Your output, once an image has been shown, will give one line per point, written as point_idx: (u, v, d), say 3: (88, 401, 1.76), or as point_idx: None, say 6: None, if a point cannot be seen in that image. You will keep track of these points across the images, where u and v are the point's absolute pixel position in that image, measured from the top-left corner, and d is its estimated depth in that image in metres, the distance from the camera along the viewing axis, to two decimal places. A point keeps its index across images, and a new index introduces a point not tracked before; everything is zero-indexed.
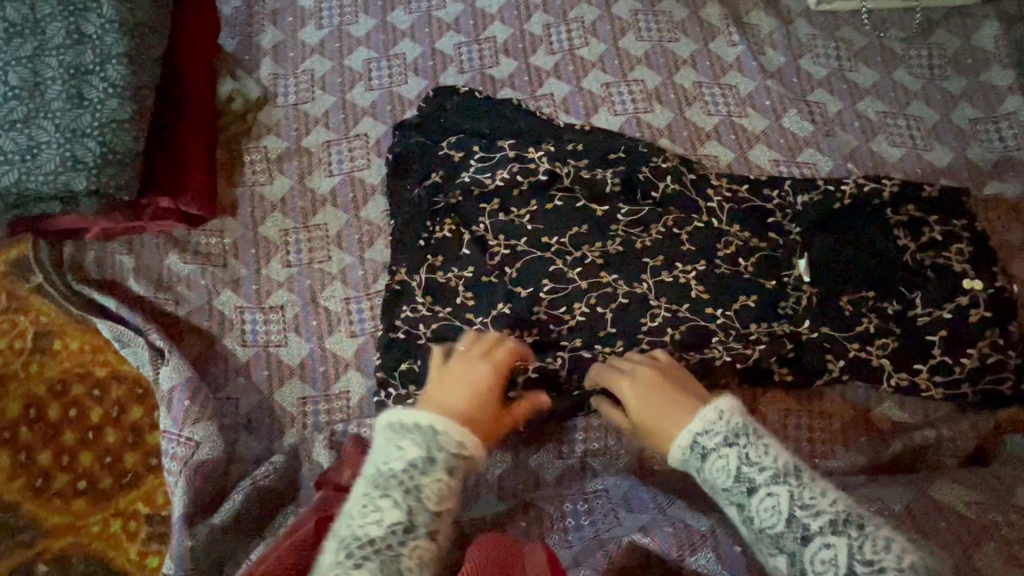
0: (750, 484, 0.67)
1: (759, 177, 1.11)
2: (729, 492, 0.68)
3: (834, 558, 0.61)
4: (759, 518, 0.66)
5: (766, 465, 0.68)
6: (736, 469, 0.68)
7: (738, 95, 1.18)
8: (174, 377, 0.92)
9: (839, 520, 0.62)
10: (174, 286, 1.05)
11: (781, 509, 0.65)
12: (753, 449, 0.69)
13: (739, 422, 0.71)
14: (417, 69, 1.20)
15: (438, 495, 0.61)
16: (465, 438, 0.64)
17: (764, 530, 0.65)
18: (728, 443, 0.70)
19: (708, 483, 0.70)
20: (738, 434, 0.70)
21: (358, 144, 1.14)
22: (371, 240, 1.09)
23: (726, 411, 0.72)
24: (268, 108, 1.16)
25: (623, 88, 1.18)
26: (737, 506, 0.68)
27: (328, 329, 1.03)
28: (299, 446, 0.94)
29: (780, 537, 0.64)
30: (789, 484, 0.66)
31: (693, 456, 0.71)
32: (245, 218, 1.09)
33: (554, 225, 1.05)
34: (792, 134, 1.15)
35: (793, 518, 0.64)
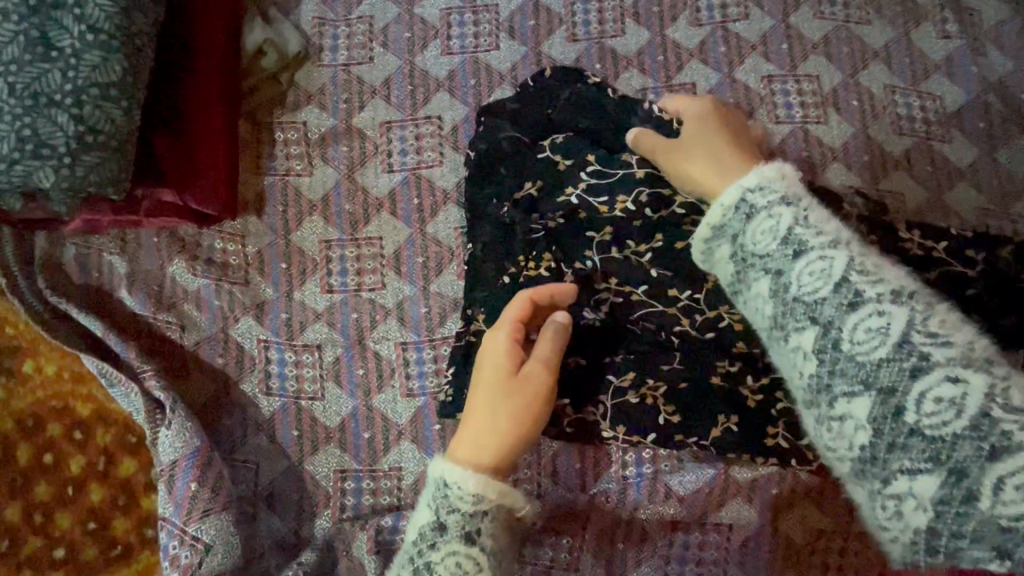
0: (796, 245, 0.43)
1: (964, 232, 0.82)
2: (767, 259, 0.44)
3: (887, 328, 0.38)
4: (795, 285, 0.42)
5: (826, 228, 0.43)
6: (785, 228, 0.44)
7: (942, 111, 0.87)
8: (179, 446, 0.69)
9: (904, 292, 0.39)
10: (179, 304, 0.80)
11: (833, 274, 0.41)
12: (815, 212, 0.44)
13: (802, 189, 0.46)
14: (513, 29, 0.88)
15: (455, 574, 0.51)
16: (481, 492, 0.52)
17: (796, 302, 0.42)
18: (786, 201, 0.45)
19: (739, 254, 0.47)
20: (800, 195, 0.45)
21: (428, 129, 0.85)
22: (438, 266, 0.82)
23: (793, 173, 0.46)
24: (310, 68, 0.86)
25: (790, 85, 0.87)
26: (767, 277, 0.44)
27: (377, 383, 0.79)
28: (335, 538, 0.74)
29: (816, 305, 0.41)
30: (849, 248, 0.42)
31: (733, 221, 0.47)
32: (275, 220, 0.83)
33: (687, 271, 0.73)
34: (1010, 175, 0.86)
35: (845, 282, 0.40)
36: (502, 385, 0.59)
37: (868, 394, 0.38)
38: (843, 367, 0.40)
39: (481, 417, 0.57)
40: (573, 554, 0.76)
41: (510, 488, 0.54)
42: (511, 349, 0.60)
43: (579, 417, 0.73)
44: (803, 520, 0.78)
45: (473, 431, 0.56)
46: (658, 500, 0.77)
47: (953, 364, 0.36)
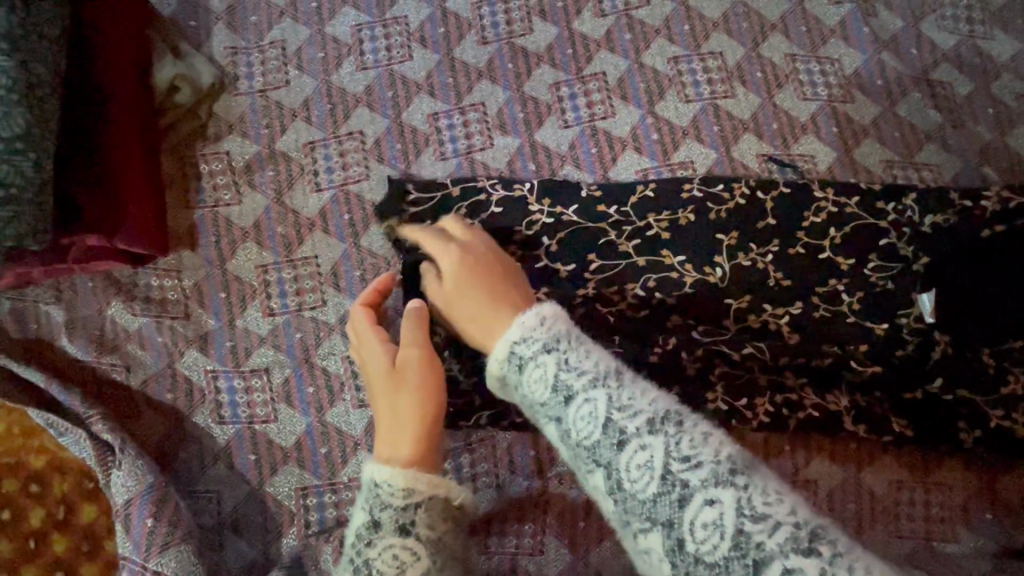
0: (567, 392, 0.44)
1: (872, 186, 0.87)
2: (546, 407, 0.45)
3: (650, 463, 0.40)
4: (574, 432, 0.43)
5: (586, 366, 0.45)
6: (554, 378, 0.45)
7: (842, 73, 0.92)
8: (132, 487, 0.69)
9: (658, 418, 0.41)
10: (122, 345, 0.81)
11: (600, 416, 0.42)
12: (574, 352, 0.46)
13: (564, 325, 0.48)
14: (424, 38, 0.90)
15: (393, 564, 0.51)
16: (410, 484, 0.53)
17: (580, 447, 0.43)
18: (547, 350, 0.47)
19: (526, 402, 0.48)
20: (557, 338, 0.47)
21: (351, 145, 0.87)
22: (376, 277, 0.83)
23: (551, 315, 0.49)
24: (227, 97, 0.87)
25: (696, 64, 0.90)
26: (552, 425, 0.45)
27: (328, 398, 0.81)
28: (302, 555, 0.75)
29: (595, 449, 0.42)
30: (608, 383, 0.43)
31: (510, 369, 0.49)
32: (209, 251, 0.83)
33: (612, 271, 0.81)
34: (910, 126, 0.90)
35: (609, 422, 0.42)
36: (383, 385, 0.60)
37: (656, 529, 0.39)
38: (630, 508, 0.40)
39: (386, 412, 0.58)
40: (537, 538, 0.78)
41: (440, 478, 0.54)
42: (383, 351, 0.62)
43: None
44: None
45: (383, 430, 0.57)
46: None
47: (706, 486, 0.38)
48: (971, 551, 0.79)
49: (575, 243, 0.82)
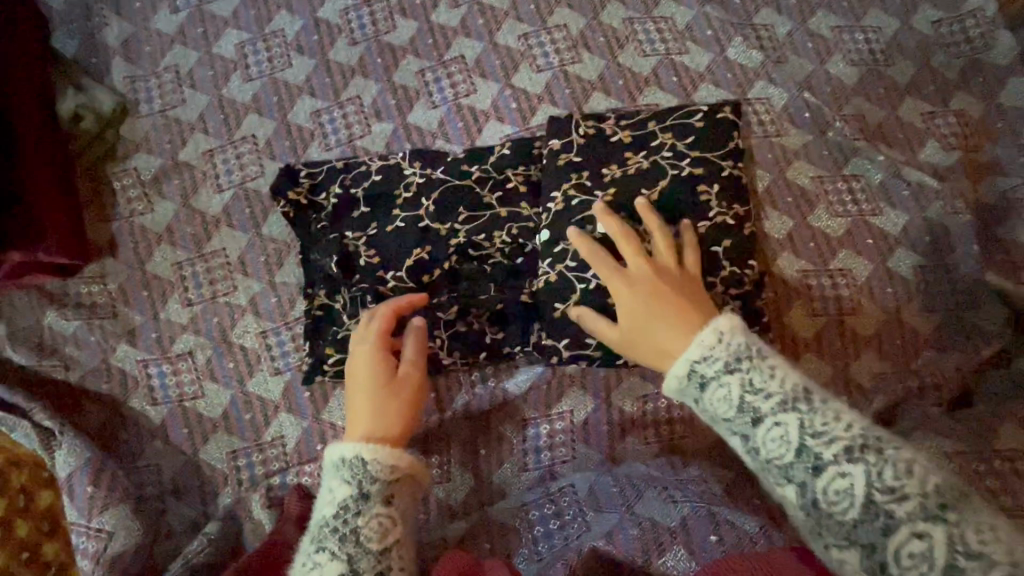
0: (815, 460, 0.52)
1: (715, 109, 0.94)
2: (732, 422, 0.58)
3: (850, 488, 0.50)
4: (825, 499, 0.51)
5: (770, 391, 0.56)
6: (739, 399, 0.58)
7: (675, 28, 1.03)
8: (71, 462, 0.81)
9: (855, 447, 0.51)
10: (60, 348, 0.91)
11: (855, 489, 0.50)
12: (756, 373, 0.58)
13: (744, 343, 0.60)
14: (301, 46, 1.01)
15: (379, 531, 0.61)
16: (396, 462, 0.66)
17: (820, 503, 0.51)
18: (729, 370, 0.59)
19: (709, 414, 0.60)
20: (739, 359, 0.59)
21: (246, 148, 0.98)
22: (279, 259, 0.94)
23: (727, 333, 0.61)
24: (130, 120, 0.98)
25: (544, 38, 1.02)
26: (738, 439, 0.58)
27: (247, 370, 0.91)
28: (235, 507, 0.85)
29: (788, 467, 0.53)
30: (798, 411, 0.55)
31: (691, 386, 0.61)
32: (129, 256, 0.94)
33: (478, 223, 0.91)
34: (740, 68, 1.02)
35: (836, 472, 0.51)
36: (377, 388, 0.74)
37: (853, 547, 0.49)
38: (826, 524, 0.51)
39: (371, 405, 0.72)
40: (443, 469, 0.89)
41: (414, 459, 0.68)
42: (379, 359, 0.77)
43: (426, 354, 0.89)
44: (630, 390, 0.92)
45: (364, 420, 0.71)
46: (506, 406, 0.92)
47: (843, 453, 0.51)
48: None
49: (444, 198, 0.91)
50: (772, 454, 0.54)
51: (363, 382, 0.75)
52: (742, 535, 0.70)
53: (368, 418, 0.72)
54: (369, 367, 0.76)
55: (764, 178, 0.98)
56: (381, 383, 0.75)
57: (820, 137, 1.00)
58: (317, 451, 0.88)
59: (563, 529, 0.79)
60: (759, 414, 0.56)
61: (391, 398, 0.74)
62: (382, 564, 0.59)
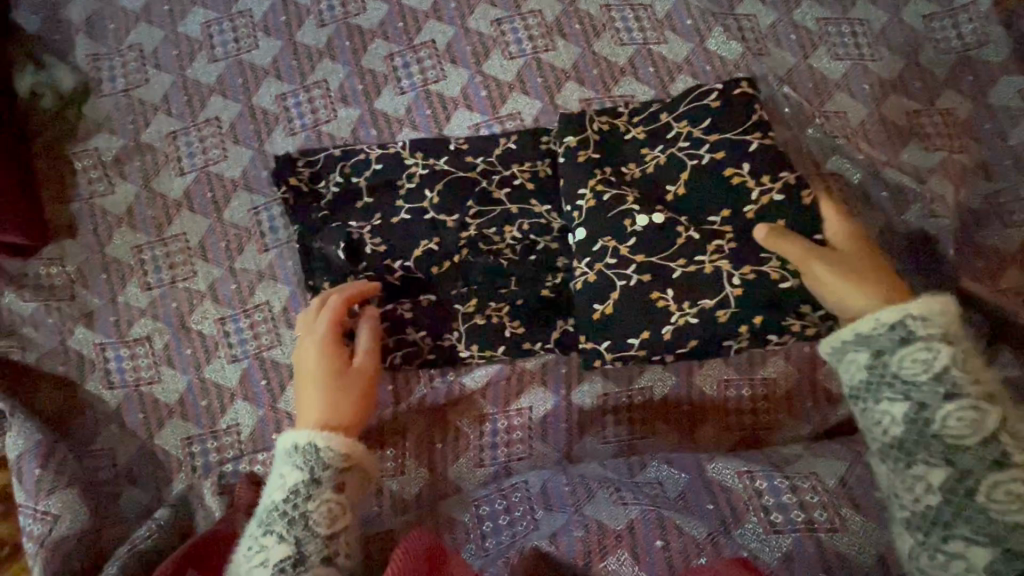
0: (997, 454, 0.56)
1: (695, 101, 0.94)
2: (918, 387, 0.59)
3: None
4: (987, 494, 0.55)
5: (975, 380, 0.58)
6: (937, 368, 0.58)
7: (654, 17, 1.00)
8: (20, 443, 0.80)
9: None
10: (17, 329, 0.90)
11: (1012, 487, 0.54)
12: (965, 359, 0.59)
13: (957, 333, 0.60)
14: (269, 27, 0.99)
15: (327, 517, 0.65)
16: (349, 451, 0.69)
17: (981, 508, 0.55)
18: (943, 342, 0.59)
19: (884, 373, 0.61)
20: (953, 338, 0.59)
21: (210, 131, 0.96)
22: (240, 246, 0.93)
23: (951, 313, 0.60)
24: (93, 99, 0.96)
25: (518, 23, 0.99)
26: (913, 403, 0.59)
27: (205, 357, 0.90)
28: (187, 494, 0.84)
29: (957, 447, 0.57)
30: (991, 407, 0.57)
31: (886, 338, 0.61)
32: (88, 238, 0.93)
33: (489, 218, 0.90)
34: (720, 59, 0.98)
35: (996, 452, 0.56)
36: (329, 378, 0.75)
37: (991, 546, 0.54)
38: (969, 513, 0.55)
39: (321, 395, 0.74)
40: (398, 461, 0.88)
41: (366, 451, 0.71)
42: (328, 350, 0.77)
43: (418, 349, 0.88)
44: (591, 387, 0.91)
45: (315, 412, 0.72)
46: (464, 399, 0.91)
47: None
48: (790, 437, 0.89)
49: (448, 189, 0.90)
50: (949, 428, 0.57)
51: (313, 373, 0.76)
52: (688, 542, 0.69)
53: (319, 408, 0.73)
54: (319, 358, 0.77)
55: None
56: (331, 373, 0.76)
57: (800, 133, 0.96)
58: (272, 439, 0.87)
59: (512, 526, 0.79)
60: (956, 390, 0.58)
61: (342, 389, 0.75)
62: (327, 547, 0.63)
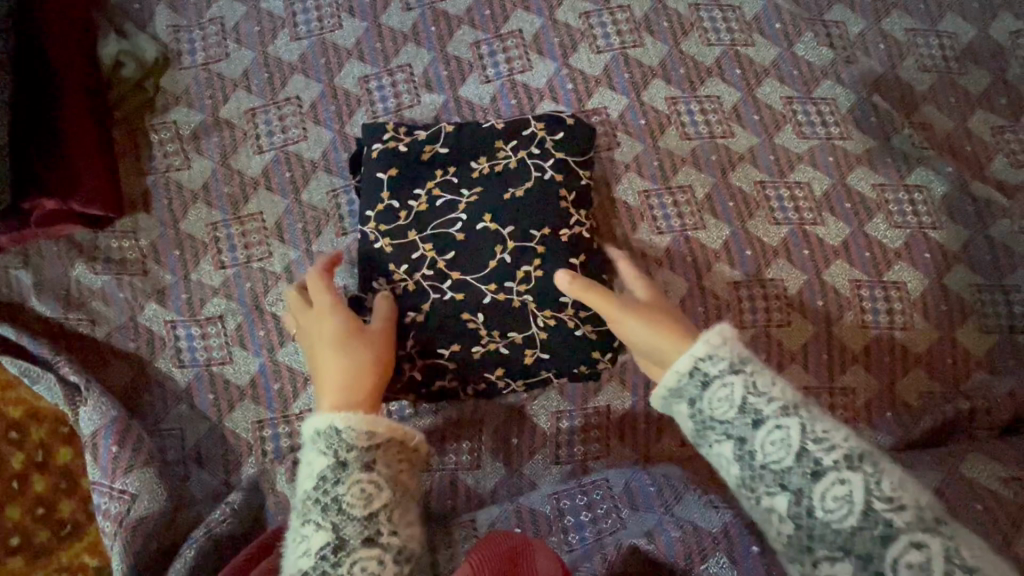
0: (813, 466, 0.50)
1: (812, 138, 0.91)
2: (730, 424, 0.53)
3: (850, 496, 0.47)
4: (823, 509, 0.48)
5: (772, 394, 0.53)
6: (740, 399, 0.54)
7: (743, 19, 0.99)
8: (97, 419, 0.80)
9: (854, 456, 0.49)
10: (87, 302, 0.88)
11: (842, 498, 0.48)
12: (760, 376, 0.55)
13: (744, 351, 0.57)
14: (353, 8, 0.97)
15: (362, 497, 0.57)
16: (371, 426, 0.61)
17: (829, 525, 0.48)
18: (734, 370, 0.55)
19: (699, 417, 0.55)
20: (743, 360, 0.56)
21: (289, 110, 0.94)
22: (318, 228, 0.91)
23: (730, 335, 0.58)
24: (172, 72, 0.94)
25: (606, 17, 0.97)
26: (734, 441, 0.53)
27: (279, 340, 0.88)
28: (259, 479, 0.82)
29: (787, 472, 0.50)
30: (799, 415, 0.52)
31: (690, 383, 0.57)
32: (163, 213, 0.91)
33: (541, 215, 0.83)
34: (807, 64, 0.97)
35: (805, 454, 0.50)
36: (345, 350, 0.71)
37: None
38: (819, 535, 0.48)
39: (333, 368, 0.69)
40: (473, 455, 0.87)
41: (396, 423, 0.63)
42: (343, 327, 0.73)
43: (431, 361, 0.82)
44: None
45: (334, 382, 0.67)
46: (541, 394, 0.89)
47: (840, 468, 0.49)
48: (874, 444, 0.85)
49: (514, 175, 0.84)
50: (770, 458, 0.51)
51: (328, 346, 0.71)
52: None
53: (332, 391, 0.67)
54: (332, 335, 0.72)
55: (822, 181, 0.94)
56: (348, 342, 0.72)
57: (885, 143, 0.96)
58: None
59: (596, 524, 0.78)
60: (759, 416, 0.53)
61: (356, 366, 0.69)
62: (368, 528, 0.56)
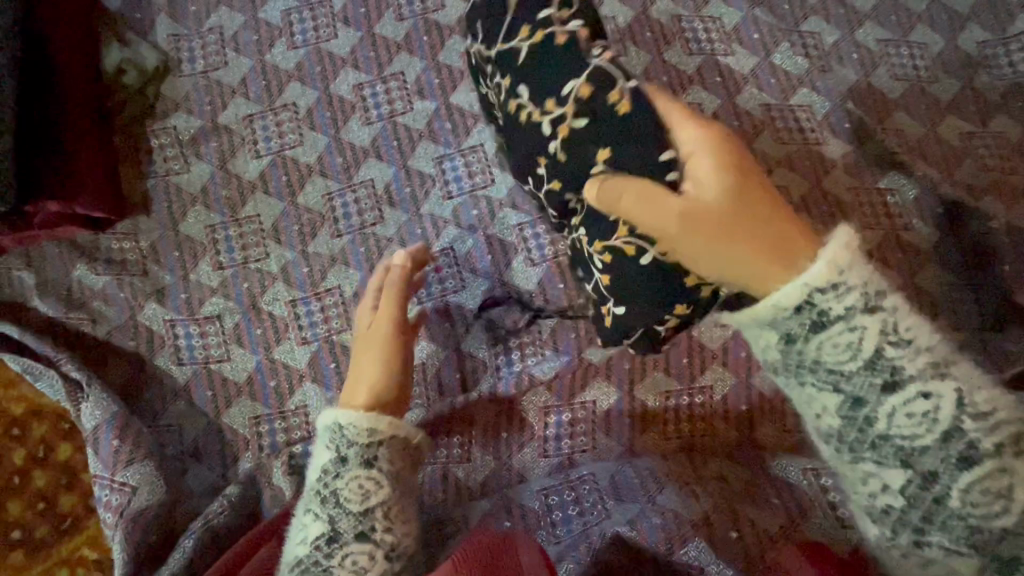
0: (960, 448, 0.46)
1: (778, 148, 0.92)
2: (847, 377, 0.49)
3: (1004, 488, 0.45)
4: (961, 495, 0.46)
5: (915, 347, 0.48)
6: (869, 351, 0.49)
7: (723, 30, 1.03)
8: (97, 415, 0.82)
9: (1011, 440, 0.46)
10: (88, 302, 0.91)
11: (986, 486, 0.46)
12: (901, 324, 0.49)
13: (884, 286, 0.50)
14: (348, 18, 1.01)
15: (359, 493, 0.60)
16: (373, 424, 0.64)
17: (964, 511, 0.46)
18: (868, 310, 0.49)
19: (798, 362, 0.51)
20: (881, 298, 0.49)
21: (286, 116, 0.97)
22: (313, 230, 0.94)
23: (849, 264, 0.50)
24: (172, 79, 0.98)
25: None
26: (845, 396, 0.49)
27: (275, 338, 0.91)
28: (256, 472, 0.84)
29: (924, 443, 0.47)
30: (950, 377, 0.48)
31: (799, 322, 0.50)
32: (163, 215, 0.94)
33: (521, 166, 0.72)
34: (784, 73, 1.02)
35: (950, 429, 0.47)
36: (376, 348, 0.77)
37: None
38: (943, 522, 0.47)
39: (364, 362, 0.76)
40: (464, 449, 0.90)
41: (399, 423, 0.66)
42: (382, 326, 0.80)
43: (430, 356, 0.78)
44: (655, 385, 0.93)
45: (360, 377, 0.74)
46: (530, 390, 0.92)
47: (995, 454, 0.46)
48: None
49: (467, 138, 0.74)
50: (900, 425, 0.48)
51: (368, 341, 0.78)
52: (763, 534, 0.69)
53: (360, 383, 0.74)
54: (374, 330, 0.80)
55: (798, 185, 0.98)
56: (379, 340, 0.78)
57: (858, 148, 1.00)
58: None
59: (582, 516, 0.80)
60: (897, 376, 0.48)
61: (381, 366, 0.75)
62: (362, 524, 0.58)
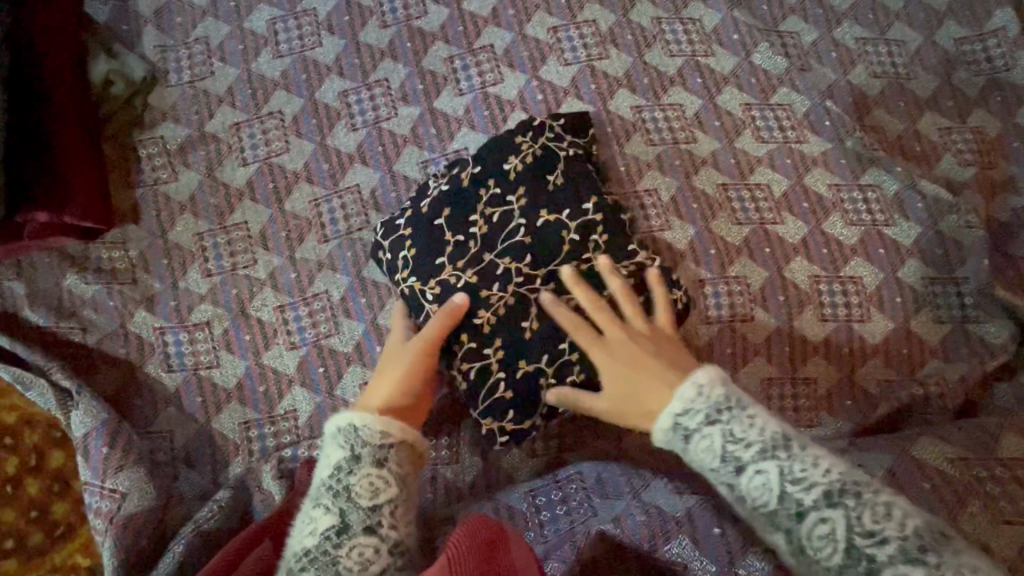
0: (796, 506, 0.58)
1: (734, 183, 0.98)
2: (716, 471, 0.63)
3: (832, 533, 0.56)
4: (812, 547, 0.57)
5: (751, 440, 0.62)
6: (721, 449, 0.63)
7: (702, 31, 1.05)
8: (88, 422, 0.83)
9: (833, 492, 0.57)
10: (79, 311, 0.92)
11: (834, 537, 0.56)
12: (736, 424, 0.63)
13: (722, 394, 0.66)
14: (332, 26, 1.02)
15: (370, 489, 0.62)
16: (387, 427, 0.66)
17: (819, 563, 0.56)
18: (710, 421, 0.64)
19: (694, 461, 0.65)
20: (719, 409, 0.64)
21: (272, 124, 0.98)
22: (301, 236, 0.95)
23: (708, 384, 0.66)
24: (159, 90, 0.99)
25: (573, 31, 1.03)
26: (725, 486, 0.63)
27: (263, 343, 0.92)
28: (246, 477, 0.85)
29: (775, 515, 0.59)
30: (777, 458, 0.60)
31: (676, 437, 0.66)
32: (152, 224, 0.95)
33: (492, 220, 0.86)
34: (764, 73, 1.03)
35: (784, 495, 0.59)
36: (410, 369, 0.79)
37: None
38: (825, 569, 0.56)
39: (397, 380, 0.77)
40: (452, 449, 0.90)
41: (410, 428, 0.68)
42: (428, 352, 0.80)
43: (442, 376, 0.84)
44: None
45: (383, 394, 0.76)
46: None
47: (820, 508, 0.57)
48: (834, 432, 0.90)
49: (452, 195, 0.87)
50: (756, 500, 0.60)
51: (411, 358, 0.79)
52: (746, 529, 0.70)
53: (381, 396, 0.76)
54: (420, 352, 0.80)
55: (780, 183, 0.99)
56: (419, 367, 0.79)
57: (839, 145, 1.01)
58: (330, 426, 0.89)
59: (570, 516, 0.80)
60: (740, 462, 0.62)
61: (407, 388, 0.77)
62: (371, 519, 0.60)
